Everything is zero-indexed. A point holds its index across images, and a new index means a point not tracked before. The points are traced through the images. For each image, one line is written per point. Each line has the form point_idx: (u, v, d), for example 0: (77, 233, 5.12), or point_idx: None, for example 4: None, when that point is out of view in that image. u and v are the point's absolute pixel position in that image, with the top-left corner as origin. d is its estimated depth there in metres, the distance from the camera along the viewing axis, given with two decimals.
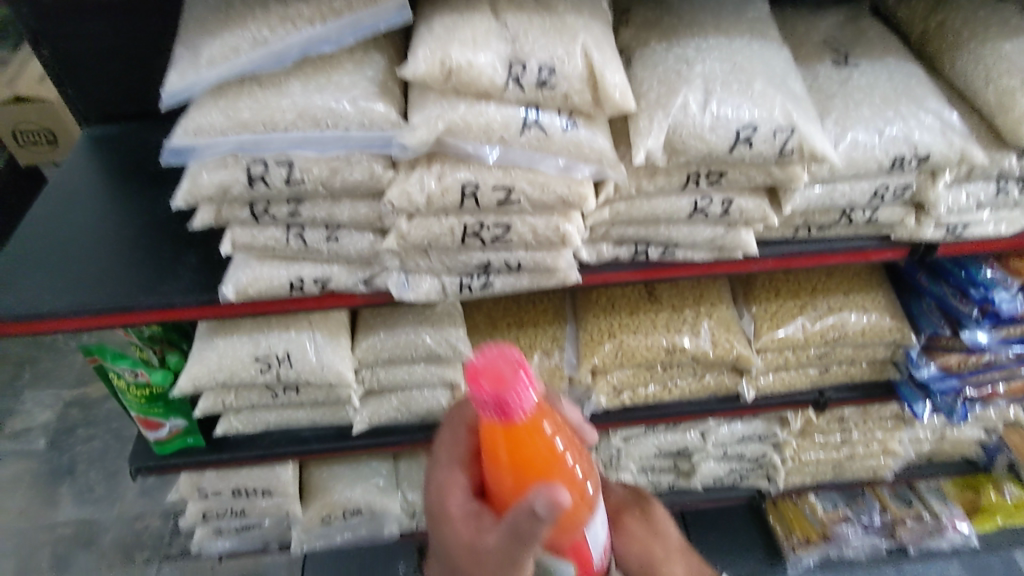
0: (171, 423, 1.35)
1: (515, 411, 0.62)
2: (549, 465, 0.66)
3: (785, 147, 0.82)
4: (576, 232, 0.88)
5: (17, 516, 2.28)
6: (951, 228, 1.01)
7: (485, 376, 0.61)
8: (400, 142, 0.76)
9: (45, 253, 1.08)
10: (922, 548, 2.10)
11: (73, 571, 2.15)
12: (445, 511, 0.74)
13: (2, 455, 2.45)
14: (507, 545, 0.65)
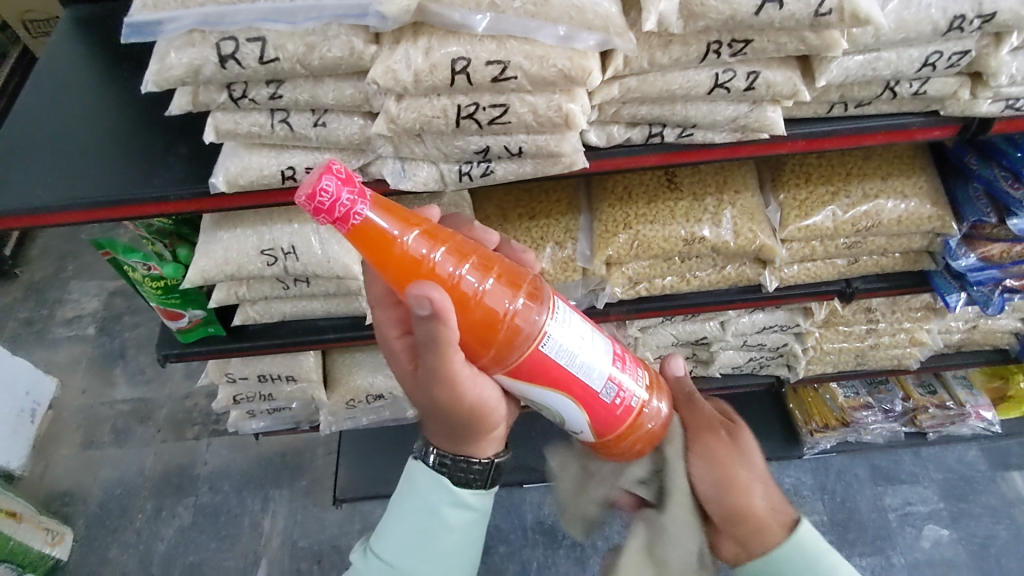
0: (191, 313, 1.36)
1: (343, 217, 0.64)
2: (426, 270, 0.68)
3: (820, 7, 0.71)
4: (580, 112, 0.80)
5: (78, 394, 2.45)
6: (1010, 102, 0.90)
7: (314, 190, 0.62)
8: (379, 12, 0.68)
9: (35, 144, 1.04)
10: (940, 433, 2.13)
11: (133, 443, 2.32)
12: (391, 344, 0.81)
13: (57, 340, 2.59)
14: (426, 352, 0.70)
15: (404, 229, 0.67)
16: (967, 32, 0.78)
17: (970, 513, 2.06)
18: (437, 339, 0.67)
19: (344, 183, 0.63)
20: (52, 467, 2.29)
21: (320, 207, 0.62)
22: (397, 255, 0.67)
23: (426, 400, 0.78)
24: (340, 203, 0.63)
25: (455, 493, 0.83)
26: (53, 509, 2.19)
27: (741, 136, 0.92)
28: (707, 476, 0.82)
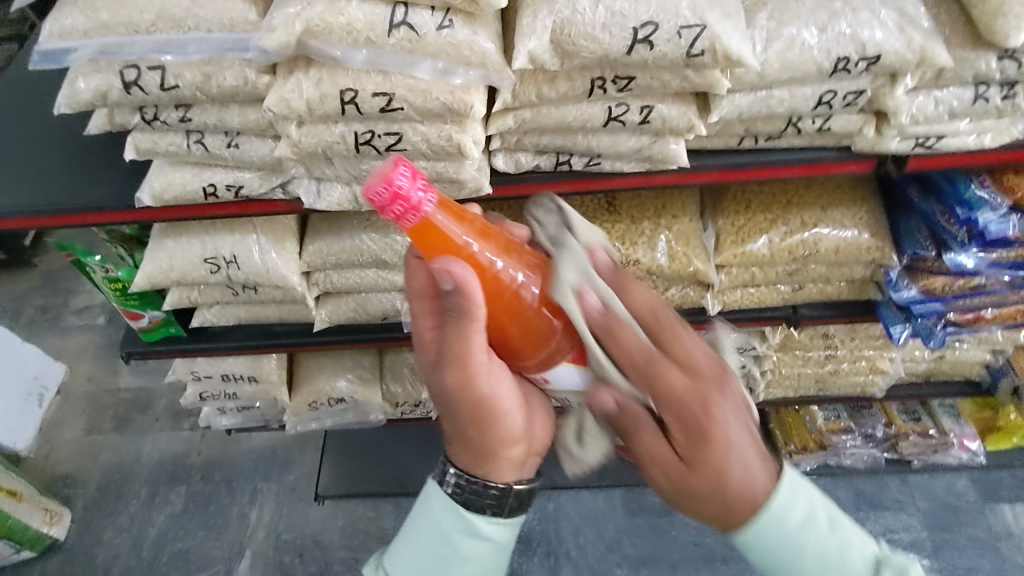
0: (150, 314, 1.42)
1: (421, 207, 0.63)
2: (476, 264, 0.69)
3: (693, 47, 0.72)
4: (472, 142, 0.83)
5: (85, 381, 2.55)
6: (920, 140, 0.89)
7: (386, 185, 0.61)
8: (260, 45, 0.71)
9: None
10: (926, 462, 2.08)
11: (134, 430, 2.41)
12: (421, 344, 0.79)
13: (69, 328, 2.70)
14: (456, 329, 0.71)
15: (460, 228, 0.68)
16: (855, 72, 0.78)
17: (953, 544, 2.01)
18: (464, 313, 0.68)
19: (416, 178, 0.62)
20: (57, 449, 2.39)
21: (401, 204, 0.62)
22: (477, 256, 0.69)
23: (451, 396, 0.76)
24: (417, 201, 0.62)
25: (467, 521, 0.77)
26: (53, 490, 2.29)
27: (651, 167, 0.93)
28: (686, 353, 0.69)
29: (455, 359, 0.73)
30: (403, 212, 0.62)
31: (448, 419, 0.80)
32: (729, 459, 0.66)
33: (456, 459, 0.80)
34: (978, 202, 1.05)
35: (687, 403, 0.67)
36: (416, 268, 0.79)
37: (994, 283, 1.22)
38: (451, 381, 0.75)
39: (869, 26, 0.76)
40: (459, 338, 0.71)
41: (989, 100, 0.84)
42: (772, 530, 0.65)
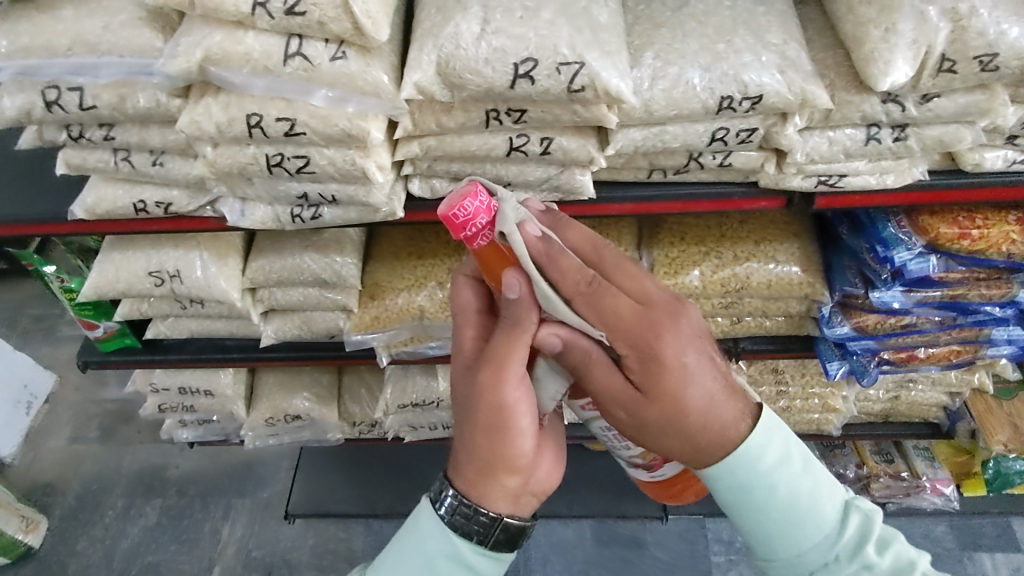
0: (106, 325, 1.45)
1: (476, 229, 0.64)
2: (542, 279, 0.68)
3: (573, 83, 0.74)
4: (377, 167, 0.86)
5: (72, 390, 2.55)
6: (822, 177, 0.92)
7: (455, 210, 0.62)
8: (164, 70, 0.76)
9: None
10: (899, 506, 1.99)
11: (116, 441, 2.39)
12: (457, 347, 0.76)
13: (59, 337, 2.73)
14: (507, 334, 0.69)
15: (529, 246, 0.68)
16: (740, 111, 0.81)
17: None
18: (522, 321, 0.68)
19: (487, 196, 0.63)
20: (41, 456, 2.38)
21: (469, 214, 0.62)
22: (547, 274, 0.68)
23: (472, 403, 0.71)
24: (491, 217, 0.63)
25: (456, 545, 0.72)
26: (33, 498, 2.28)
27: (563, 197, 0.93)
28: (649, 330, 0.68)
29: (489, 367, 0.69)
30: (467, 221, 0.63)
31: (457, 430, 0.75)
32: (680, 405, 0.68)
33: (458, 474, 0.73)
34: (894, 241, 1.06)
35: (645, 339, 0.67)
36: (467, 285, 0.77)
37: (926, 322, 1.22)
38: (490, 389, 0.69)
39: (752, 68, 0.78)
40: (504, 344, 0.69)
41: (882, 141, 0.86)
42: (750, 469, 0.70)
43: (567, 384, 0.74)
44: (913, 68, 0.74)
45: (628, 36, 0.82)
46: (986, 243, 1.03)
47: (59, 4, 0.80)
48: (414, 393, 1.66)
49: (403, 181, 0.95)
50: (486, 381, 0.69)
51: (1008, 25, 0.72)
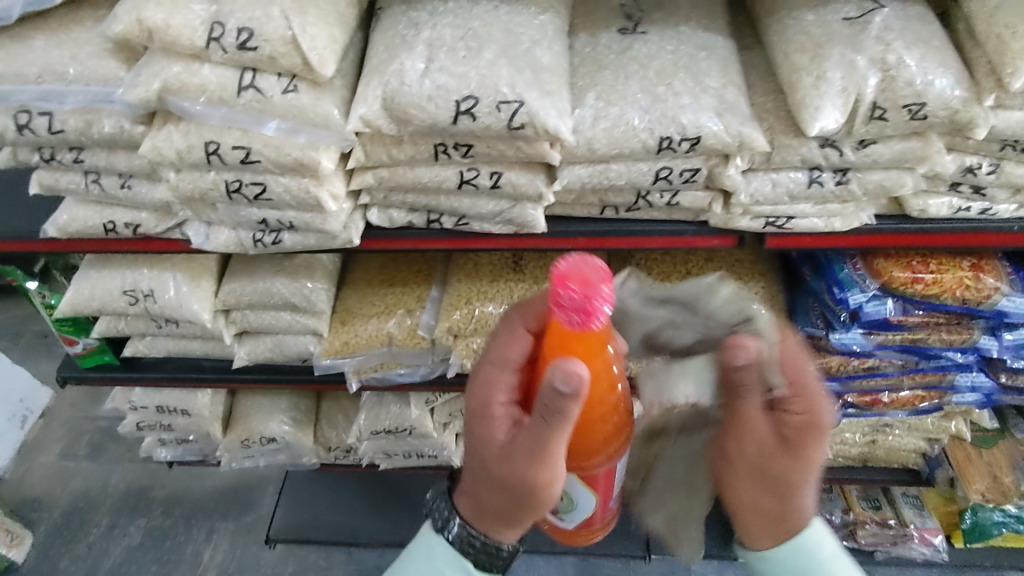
0: (85, 341, 1.48)
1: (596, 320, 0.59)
2: (601, 372, 0.66)
3: (513, 120, 0.77)
4: (330, 196, 0.89)
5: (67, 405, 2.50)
6: (769, 219, 0.93)
7: (572, 279, 0.58)
8: (124, 98, 0.79)
9: None
10: (887, 553, 1.92)
11: (107, 459, 2.33)
12: (487, 407, 0.71)
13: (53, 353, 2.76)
14: (540, 427, 0.64)
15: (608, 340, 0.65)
16: (680, 151, 0.83)
17: None
18: (561, 414, 0.61)
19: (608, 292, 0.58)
20: (32, 472, 2.32)
21: (585, 302, 0.58)
22: (607, 368, 0.66)
23: (502, 471, 0.69)
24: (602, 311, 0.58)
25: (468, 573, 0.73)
26: (19, 513, 2.20)
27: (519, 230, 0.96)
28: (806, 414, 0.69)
29: (525, 454, 0.66)
30: (571, 311, 0.58)
31: (469, 471, 0.74)
32: (804, 470, 0.70)
33: (463, 502, 0.74)
34: (849, 282, 1.06)
35: (801, 415, 0.69)
36: (521, 340, 0.73)
37: (888, 365, 1.21)
38: (525, 474, 0.67)
39: (690, 110, 0.80)
40: (541, 438, 0.64)
41: (824, 185, 0.87)
42: (806, 557, 0.69)
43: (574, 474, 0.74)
44: (844, 114, 0.75)
45: (573, 77, 0.84)
46: (940, 287, 1.03)
47: (32, 34, 0.85)
48: (387, 420, 1.66)
49: (362, 210, 0.98)
50: (522, 467, 0.67)
51: (936, 76, 0.74)
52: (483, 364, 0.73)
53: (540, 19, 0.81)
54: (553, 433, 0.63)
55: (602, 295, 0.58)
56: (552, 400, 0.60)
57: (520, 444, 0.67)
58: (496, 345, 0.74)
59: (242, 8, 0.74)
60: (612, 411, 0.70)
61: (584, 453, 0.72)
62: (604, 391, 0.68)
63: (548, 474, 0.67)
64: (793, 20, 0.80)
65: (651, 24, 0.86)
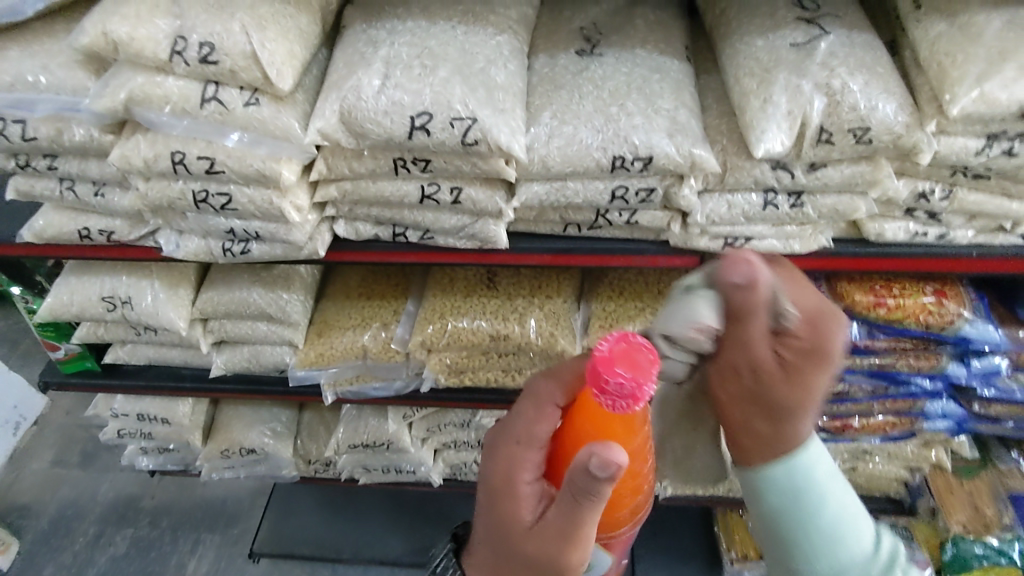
0: (66, 346, 1.50)
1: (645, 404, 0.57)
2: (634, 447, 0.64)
3: (466, 137, 0.79)
4: (293, 207, 0.90)
5: (58, 411, 2.46)
6: (728, 240, 0.93)
7: (621, 363, 0.56)
8: (91, 107, 0.82)
9: None
10: None
11: (98, 467, 2.28)
12: (512, 487, 0.65)
13: None
14: (570, 510, 0.59)
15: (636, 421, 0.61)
16: (634, 171, 0.84)
17: None
18: (595, 500, 0.57)
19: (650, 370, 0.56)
20: (22, 477, 2.26)
21: (632, 384, 0.55)
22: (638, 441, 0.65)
23: (526, 551, 0.64)
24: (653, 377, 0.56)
25: None
26: (7, 520, 2.15)
27: (484, 245, 0.97)
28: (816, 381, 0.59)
29: (551, 534, 0.61)
30: (617, 396, 0.56)
31: (482, 546, 0.69)
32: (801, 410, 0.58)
33: (470, 573, 0.71)
34: None
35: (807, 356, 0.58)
36: (549, 417, 0.66)
37: (858, 391, 1.21)
38: (547, 553, 0.62)
39: (641, 131, 0.82)
40: (572, 520, 0.60)
41: (779, 206, 0.88)
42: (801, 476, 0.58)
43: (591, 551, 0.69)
44: (790, 137, 0.77)
45: (530, 96, 0.86)
46: (902, 312, 1.03)
47: (9, 45, 0.88)
48: (365, 434, 1.66)
49: (328, 221, 0.99)
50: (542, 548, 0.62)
51: (880, 102, 0.75)
52: (505, 441, 0.67)
53: (496, 39, 0.84)
54: (583, 514, 0.59)
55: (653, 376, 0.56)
56: (579, 483, 0.56)
57: (546, 524, 0.62)
58: (522, 420, 0.67)
59: (204, 24, 0.77)
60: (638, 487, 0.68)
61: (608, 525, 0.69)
62: (632, 464, 0.66)
63: (577, 557, 0.62)
64: (743, 45, 0.82)
65: (608, 47, 0.88)
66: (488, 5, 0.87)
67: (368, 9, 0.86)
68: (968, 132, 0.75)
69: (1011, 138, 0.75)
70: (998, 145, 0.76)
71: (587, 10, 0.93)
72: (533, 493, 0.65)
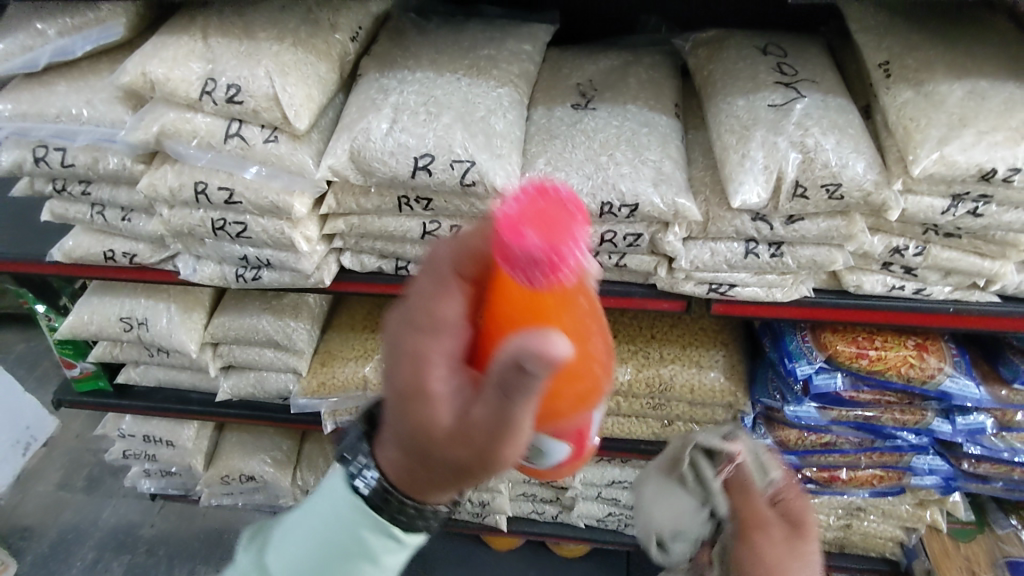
0: (82, 365, 1.56)
1: (567, 266, 0.45)
2: (574, 329, 0.48)
3: (464, 178, 0.85)
4: (303, 237, 0.97)
5: (66, 433, 2.51)
6: (712, 286, 0.98)
7: (528, 223, 0.45)
8: (126, 138, 0.90)
9: None
10: None
11: (101, 491, 2.31)
12: (410, 382, 0.44)
13: None
14: (495, 405, 0.41)
15: (582, 289, 0.48)
16: (621, 217, 0.90)
17: None
18: (527, 396, 0.40)
19: (582, 231, 0.46)
20: (27, 499, 2.29)
21: (543, 264, 0.44)
22: (572, 316, 0.48)
23: (449, 453, 0.44)
24: (572, 253, 0.45)
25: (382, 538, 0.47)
26: (8, 541, 2.17)
27: None
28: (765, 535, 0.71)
29: (466, 443, 0.43)
30: (527, 264, 0.44)
31: (392, 432, 0.47)
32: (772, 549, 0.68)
33: (385, 461, 0.47)
34: (798, 354, 1.10)
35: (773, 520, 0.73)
36: (454, 293, 0.47)
37: (845, 442, 1.23)
38: (463, 454, 0.44)
39: (628, 179, 0.88)
40: (502, 417, 0.42)
41: (760, 255, 0.93)
42: None
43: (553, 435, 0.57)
44: (765, 190, 0.82)
45: (527, 144, 0.93)
46: (885, 363, 1.06)
47: (56, 80, 0.97)
48: None
49: (336, 253, 1.05)
50: (454, 453, 0.44)
51: (851, 161, 0.81)
52: (401, 329, 0.46)
53: (497, 91, 0.91)
54: (509, 419, 0.41)
55: (579, 230, 0.46)
56: (498, 388, 0.41)
57: (468, 424, 0.43)
58: (414, 300, 0.47)
59: (233, 67, 0.85)
60: (583, 382, 0.51)
61: (561, 420, 0.53)
62: (574, 361, 0.50)
63: (519, 455, 0.44)
64: (726, 105, 0.88)
65: (602, 101, 0.95)
66: (493, 59, 0.94)
67: (381, 59, 0.94)
68: (934, 192, 0.80)
69: (973, 199, 0.80)
70: (960, 206, 0.81)
71: (585, 68, 1.00)
72: (450, 389, 0.44)
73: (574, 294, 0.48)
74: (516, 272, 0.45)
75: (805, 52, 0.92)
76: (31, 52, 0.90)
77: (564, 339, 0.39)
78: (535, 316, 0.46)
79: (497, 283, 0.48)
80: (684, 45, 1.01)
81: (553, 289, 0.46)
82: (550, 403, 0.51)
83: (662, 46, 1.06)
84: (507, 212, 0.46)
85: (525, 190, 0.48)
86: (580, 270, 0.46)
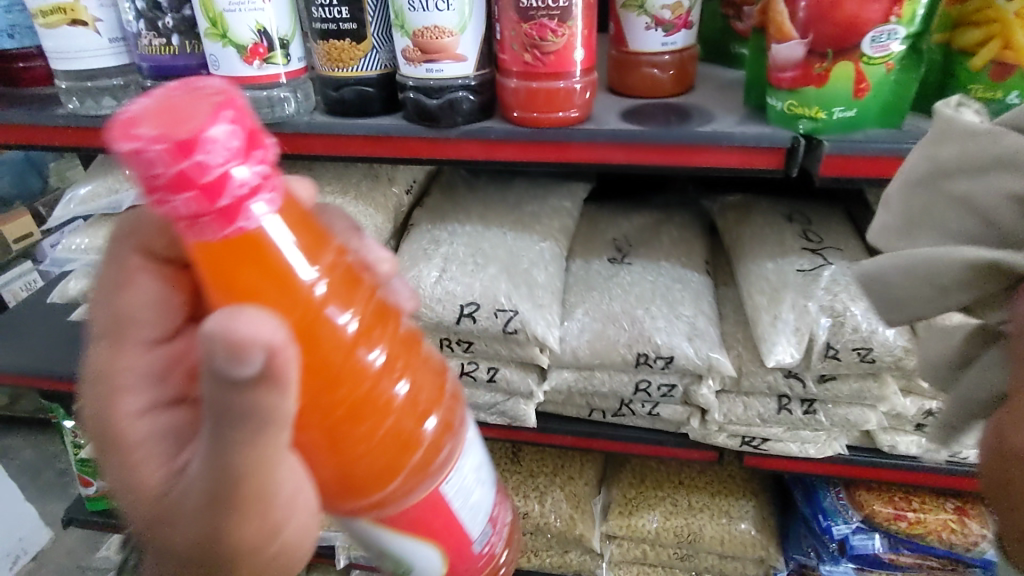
0: (100, 483, 1.55)
1: (227, 184, 0.33)
2: (319, 351, 0.39)
3: (507, 326, 0.90)
4: None
5: None
6: (744, 438, 0.99)
7: (150, 118, 0.33)
8: None
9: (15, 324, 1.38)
10: None
11: None
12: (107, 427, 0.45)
13: None
14: (211, 453, 0.38)
15: (307, 252, 0.39)
16: (656, 367, 0.93)
17: None
18: (252, 415, 0.36)
19: (253, 148, 0.35)
20: None
21: (169, 160, 0.32)
22: (326, 328, 0.39)
23: (174, 527, 0.42)
24: (224, 137, 0.33)
25: None
26: None
27: (513, 422, 1.05)
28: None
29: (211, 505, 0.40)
30: (168, 180, 0.32)
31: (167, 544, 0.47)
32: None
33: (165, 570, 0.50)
34: (832, 512, 1.08)
35: None
36: (144, 274, 0.49)
37: None
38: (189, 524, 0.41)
39: (664, 332, 0.92)
40: (220, 464, 0.38)
41: (792, 410, 0.95)
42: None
43: (379, 526, 0.44)
44: (798, 351, 0.85)
45: (565, 293, 0.98)
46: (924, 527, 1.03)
47: None
48: None
49: None
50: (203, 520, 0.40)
51: (880, 326, 0.84)
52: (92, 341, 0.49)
53: (540, 244, 0.97)
54: (236, 456, 0.38)
55: (223, 116, 0.34)
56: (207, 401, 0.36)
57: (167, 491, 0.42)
58: (130, 310, 0.49)
59: None
60: (376, 416, 0.41)
61: (365, 489, 0.42)
62: (342, 380, 0.40)
63: (273, 519, 0.41)
64: (757, 266, 0.94)
65: (636, 256, 1.01)
66: (536, 214, 1.01)
67: (433, 211, 1.02)
68: None
69: None
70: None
71: (620, 224, 1.07)
72: (144, 435, 0.44)
73: (284, 266, 0.38)
74: (185, 199, 0.33)
75: (828, 220, 0.98)
76: (116, 193, 0.99)
77: (262, 319, 0.35)
78: (304, 349, 0.39)
79: (211, 266, 0.37)
80: (713, 206, 1.09)
81: (243, 234, 0.36)
82: (328, 435, 0.40)
83: (691, 205, 1.14)
84: (138, 111, 0.35)
85: (180, 90, 0.36)
86: (263, 177, 0.35)
